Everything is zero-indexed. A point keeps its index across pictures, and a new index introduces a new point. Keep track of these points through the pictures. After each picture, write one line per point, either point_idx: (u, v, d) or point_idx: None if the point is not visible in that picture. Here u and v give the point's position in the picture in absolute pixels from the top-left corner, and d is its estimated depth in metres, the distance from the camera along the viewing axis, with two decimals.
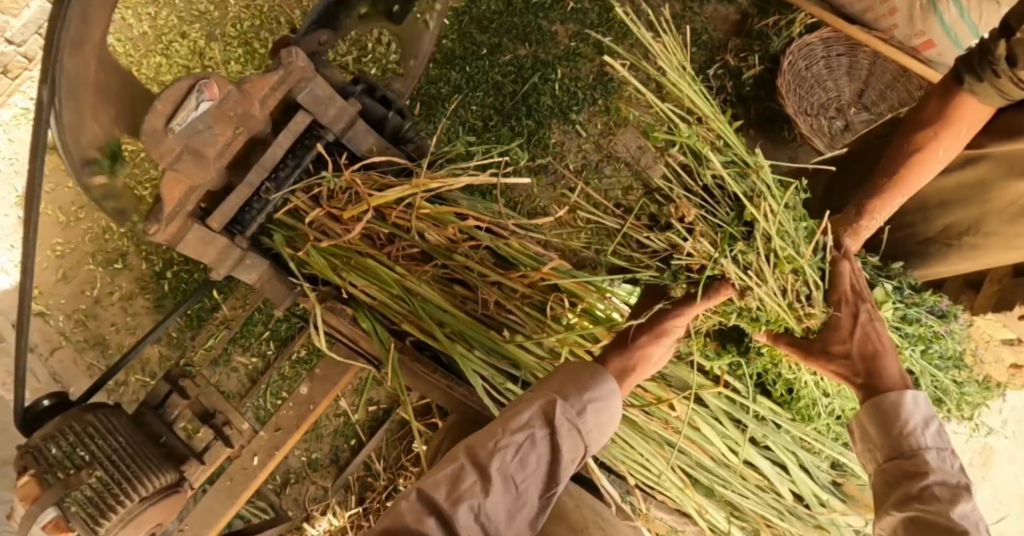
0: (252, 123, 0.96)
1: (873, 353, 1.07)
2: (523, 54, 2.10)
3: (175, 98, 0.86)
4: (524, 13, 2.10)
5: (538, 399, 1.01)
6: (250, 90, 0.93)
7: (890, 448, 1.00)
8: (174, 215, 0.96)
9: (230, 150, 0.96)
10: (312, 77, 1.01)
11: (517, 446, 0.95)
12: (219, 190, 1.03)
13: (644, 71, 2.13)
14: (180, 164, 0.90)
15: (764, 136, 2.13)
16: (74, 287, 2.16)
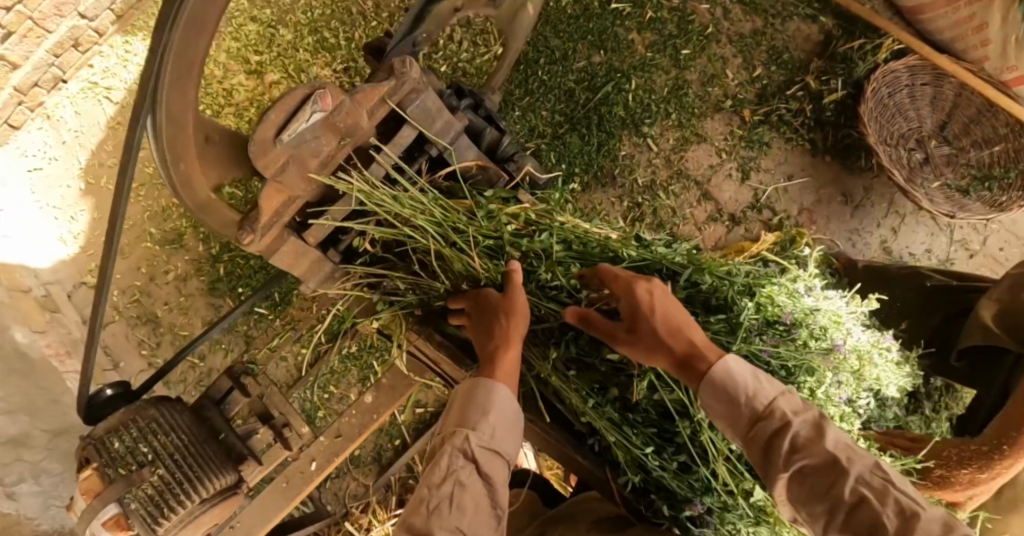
0: (359, 134, 0.94)
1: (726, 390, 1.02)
2: (596, 62, 2.05)
3: (289, 108, 0.86)
4: (602, 20, 2.04)
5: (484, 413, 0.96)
6: (362, 99, 0.92)
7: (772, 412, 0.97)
8: (269, 226, 0.95)
9: (335, 162, 0.94)
10: (423, 89, 1.00)
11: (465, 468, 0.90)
12: (314, 201, 1.01)
13: (721, 87, 2.06)
14: (285, 174, 0.89)
15: (839, 164, 2.05)
16: (130, 264, 2.17)
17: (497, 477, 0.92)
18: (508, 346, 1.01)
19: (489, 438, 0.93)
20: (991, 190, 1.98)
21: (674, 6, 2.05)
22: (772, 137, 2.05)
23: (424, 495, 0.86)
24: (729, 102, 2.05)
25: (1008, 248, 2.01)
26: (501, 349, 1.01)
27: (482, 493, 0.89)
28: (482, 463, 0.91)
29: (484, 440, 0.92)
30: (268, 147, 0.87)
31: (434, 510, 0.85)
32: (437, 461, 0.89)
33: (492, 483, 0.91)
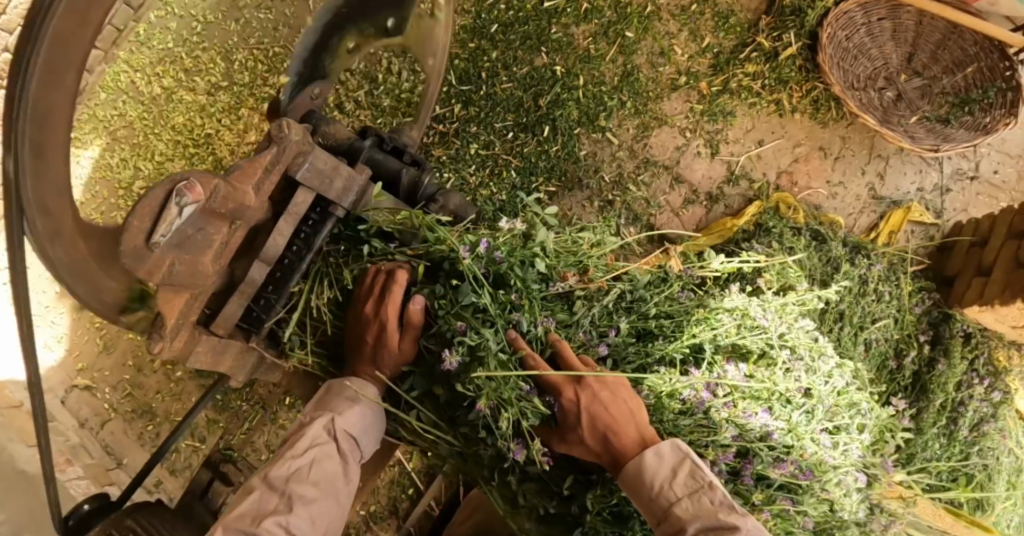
0: (247, 213, 0.91)
1: (600, 430, 1.02)
2: (540, 64, 1.99)
3: (151, 211, 0.77)
4: (536, 22, 1.99)
5: (335, 412, 1.08)
6: (240, 176, 0.90)
7: (593, 442, 1.02)
8: (177, 330, 0.93)
9: (229, 245, 0.93)
10: (309, 151, 0.99)
11: (314, 457, 1.02)
12: (223, 290, 1.02)
13: (671, 64, 1.99)
14: (172, 276, 0.84)
15: (812, 117, 1.94)
16: (117, 358, 2.14)
17: (354, 454, 1.09)
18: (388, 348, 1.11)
19: (352, 427, 1.08)
20: (972, 113, 1.86)
21: None
22: (735, 105, 1.96)
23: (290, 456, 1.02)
24: (683, 78, 1.97)
25: (1003, 170, 1.88)
26: (381, 349, 1.12)
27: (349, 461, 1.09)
28: (340, 446, 1.06)
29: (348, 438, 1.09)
30: (143, 254, 0.78)
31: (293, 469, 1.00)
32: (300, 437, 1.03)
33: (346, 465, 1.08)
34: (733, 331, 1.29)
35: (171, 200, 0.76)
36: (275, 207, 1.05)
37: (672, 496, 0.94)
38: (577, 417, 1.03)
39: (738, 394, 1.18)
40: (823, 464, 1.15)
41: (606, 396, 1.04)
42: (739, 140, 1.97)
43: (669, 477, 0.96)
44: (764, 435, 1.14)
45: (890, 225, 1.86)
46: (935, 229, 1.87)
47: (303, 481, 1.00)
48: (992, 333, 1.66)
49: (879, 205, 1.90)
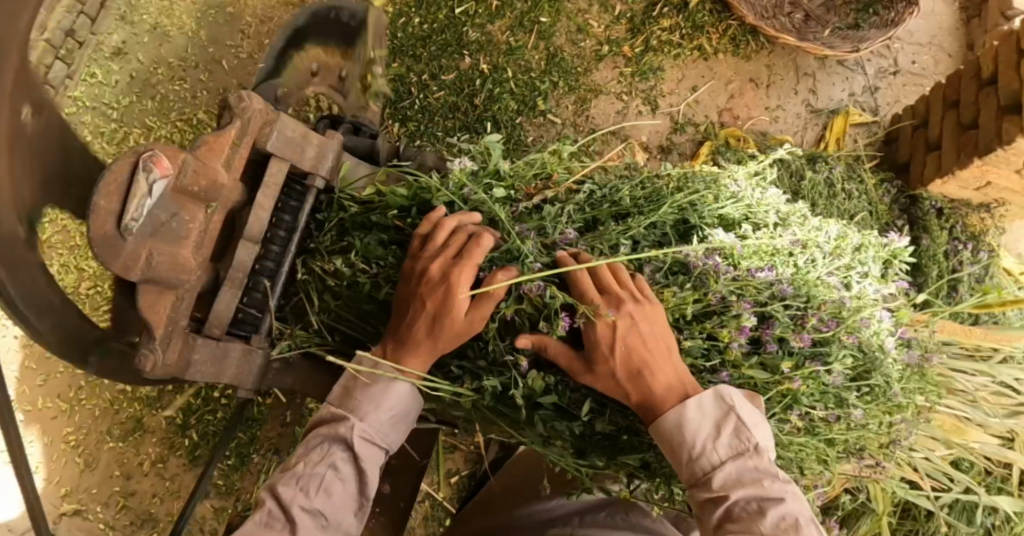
0: (221, 193, 0.87)
1: (635, 367, 0.93)
2: (467, 66, 2.01)
3: (120, 188, 0.75)
4: (453, 29, 2.01)
5: (348, 415, 0.92)
6: (208, 153, 0.86)
7: (628, 382, 0.93)
8: (171, 337, 0.85)
9: (210, 234, 0.88)
10: (275, 120, 0.94)
11: (320, 475, 0.87)
12: (207, 293, 0.94)
13: (591, 38, 2.03)
14: (154, 268, 0.79)
15: (734, 54, 2.01)
16: (103, 471, 2.00)
17: (377, 462, 0.93)
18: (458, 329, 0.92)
19: (372, 433, 0.91)
20: (878, 13, 1.96)
21: None
22: (662, 61, 2.02)
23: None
24: (605, 47, 2.02)
25: (920, 58, 1.99)
26: (439, 322, 0.92)
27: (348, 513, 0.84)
28: (359, 456, 0.90)
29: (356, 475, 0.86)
30: (117, 242, 0.76)
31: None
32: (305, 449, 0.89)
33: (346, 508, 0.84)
34: (709, 198, 1.25)
35: (136, 171, 0.75)
36: (247, 191, 0.96)
37: (715, 464, 0.89)
38: (608, 349, 0.93)
39: (737, 255, 1.11)
40: (844, 309, 1.13)
41: (641, 326, 0.94)
42: (674, 92, 2.02)
43: (712, 439, 0.90)
44: (775, 291, 1.09)
45: (834, 132, 1.93)
46: (876, 126, 1.95)
47: (309, 502, 0.86)
48: (959, 202, 1.73)
49: (819, 118, 1.97)
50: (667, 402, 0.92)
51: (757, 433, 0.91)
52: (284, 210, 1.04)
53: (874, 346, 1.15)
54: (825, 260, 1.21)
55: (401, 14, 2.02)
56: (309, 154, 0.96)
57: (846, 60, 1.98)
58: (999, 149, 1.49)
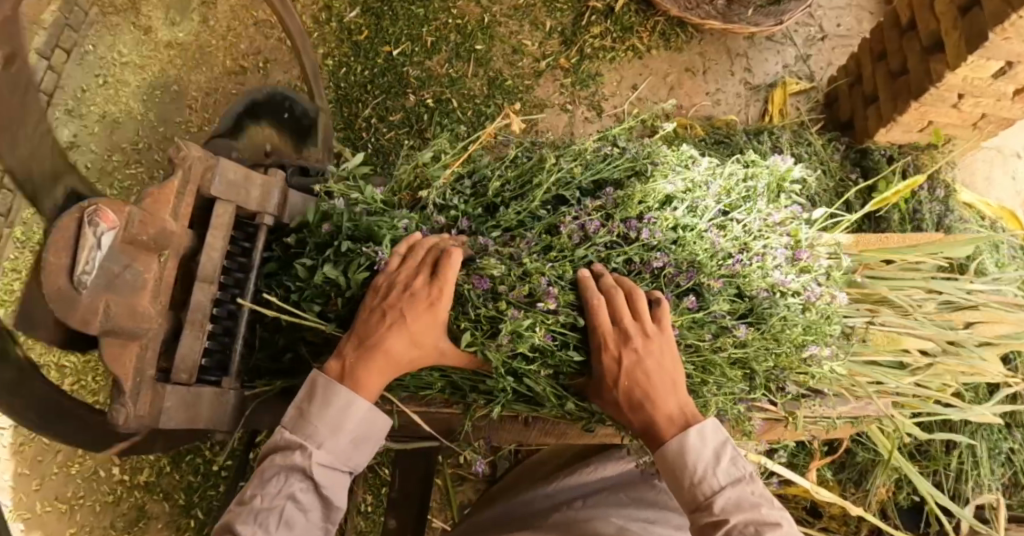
0: (173, 238, 0.83)
1: (666, 375, 0.97)
2: (413, 103, 2.06)
3: (69, 241, 0.71)
4: (394, 70, 2.07)
5: (293, 448, 0.86)
6: (155, 204, 0.81)
7: (661, 386, 0.96)
8: (140, 388, 0.80)
9: (165, 283, 0.83)
10: (215, 164, 0.89)
11: (277, 512, 0.82)
12: (170, 339, 0.88)
13: (527, 56, 2.09)
14: (113, 319, 0.76)
15: (666, 48, 2.07)
16: None
17: (341, 476, 0.88)
18: (422, 349, 0.91)
19: (327, 456, 0.86)
20: None
21: (445, 22, 2.11)
22: (599, 66, 2.08)
23: (255, 507, 0.82)
24: (543, 63, 2.08)
25: (843, 21, 2.08)
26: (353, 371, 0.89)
27: (331, 414, 0.87)
28: (322, 481, 0.85)
29: (319, 373, 0.88)
30: (71, 297, 0.72)
31: (259, 530, 0.81)
32: (258, 492, 0.83)
33: (329, 410, 0.87)
34: (585, 158, 1.18)
35: (82, 225, 0.71)
36: (197, 232, 0.92)
37: (707, 482, 0.92)
38: (612, 381, 0.97)
39: (611, 210, 1.12)
40: (716, 248, 1.15)
41: (656, 358, 0.97)
42: (616, 93, 2.07)
43: (711, 457, 0.93)
44: (648, 253, 1.11)
45: (776, 105, 1.99)
46: (815, 91, 2.02)
47: None
48: (906, 148, 1.79)
49: (759, 93, 2.04)
50: (667, 431, 0.95)
51: (745, 458, 0.95)
52: (237, 247, 0.99)
53: (757, 282, 1.16)
54: (705, 211, 1.18)
55: (340, 66, 2.08)
56: (257, 193, 0.92)
57: (774, 35, 2.06)
58: (931, 88, 1.52)
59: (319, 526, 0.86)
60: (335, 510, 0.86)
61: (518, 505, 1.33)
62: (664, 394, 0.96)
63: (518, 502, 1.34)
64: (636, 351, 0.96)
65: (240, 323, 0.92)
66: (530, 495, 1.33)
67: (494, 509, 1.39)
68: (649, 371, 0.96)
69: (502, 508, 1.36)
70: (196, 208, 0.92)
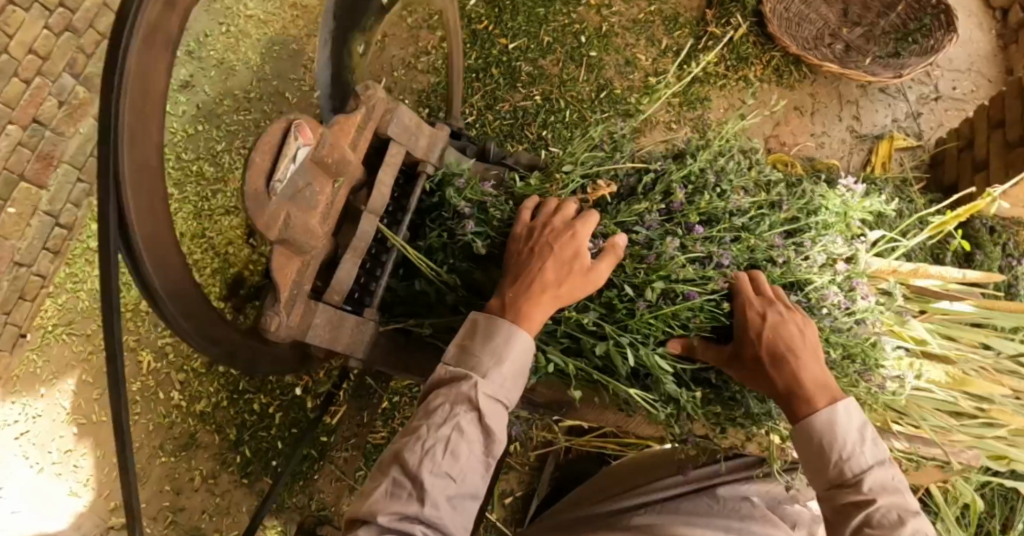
0: (350, 167, 0.87)
1: (804, 342, 1.00)
2: (521, 96, 2.11)
3: (273, 147, 0.76)
4: (507, 62, 2.13)
5: (457, 383, 0.90)
6: (340, 132, 0.86)
7: (803, 349, 0.99)
8: (294, 300, 0.84)
9: (335, 208, 0.88)
10: (395, 108, 0.92)
11: (443, 443, 0.86)
12: (327, 262, 0.91)
13: (639, 70, 2.14)
14: (291, 229, 0.80)
15: (777, 84, 2.08)
16: (153, 486, 2.04)
17: (502, 415, 0.91)
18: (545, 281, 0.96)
19: (492, 390, 0.90)
20: (916, 42, 2.03)
21: (564, 24, 2.17)
22: (709, 91, 2.10)
23: (423, 437, 0.86)
24: (653, 78, 2.12)
25: (961, 85, 2.07)
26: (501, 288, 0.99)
27: (494, 347, 0.92)
28: (487, 414, 0.89)
29: (479, 312, 0.95)
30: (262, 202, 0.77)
31: (428, 457, 0.85)
32: (426, 423, 0.87)
33: (491, 342, 0.92)
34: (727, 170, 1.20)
35: (286, 135, 0.76)
36: (368, 166, 0.96)
37: (855, 459, 0.93)
38: (763, 331, 0.99)
39: (675, 214, 1.12)
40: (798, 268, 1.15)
41: (799, 325, 1.01)
42: (720, 120, 2.10)
43: (854, 436, 0.95)
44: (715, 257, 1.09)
45: (881, 156, 1.99)
46: (921, 149, 2.01)
47: (450, 476, 0.85)
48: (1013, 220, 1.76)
49: (864, 143, 2.04)
50: (807, 392, 0.96)
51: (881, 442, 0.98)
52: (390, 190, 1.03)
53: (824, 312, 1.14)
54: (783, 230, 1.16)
55: (456, 49, 2.15)
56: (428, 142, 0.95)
57: (888, 88, 2.06)
58: None
59: (481, 461, 0.89)
60: (495, 443, 0.90)
61: (593, 512, 1.29)
62: (803, 354, 0.98)
63: (595, 510, 1.30)
64: (779, 313, 1.01)
65: (390, 260, 0.96)
66: (610, 503, 1.29)
67: (589, 511, 1.40)
68: (791, 327, 1.00)
69: (571, 517, 1.33)
70: (369, 145, 0.96)
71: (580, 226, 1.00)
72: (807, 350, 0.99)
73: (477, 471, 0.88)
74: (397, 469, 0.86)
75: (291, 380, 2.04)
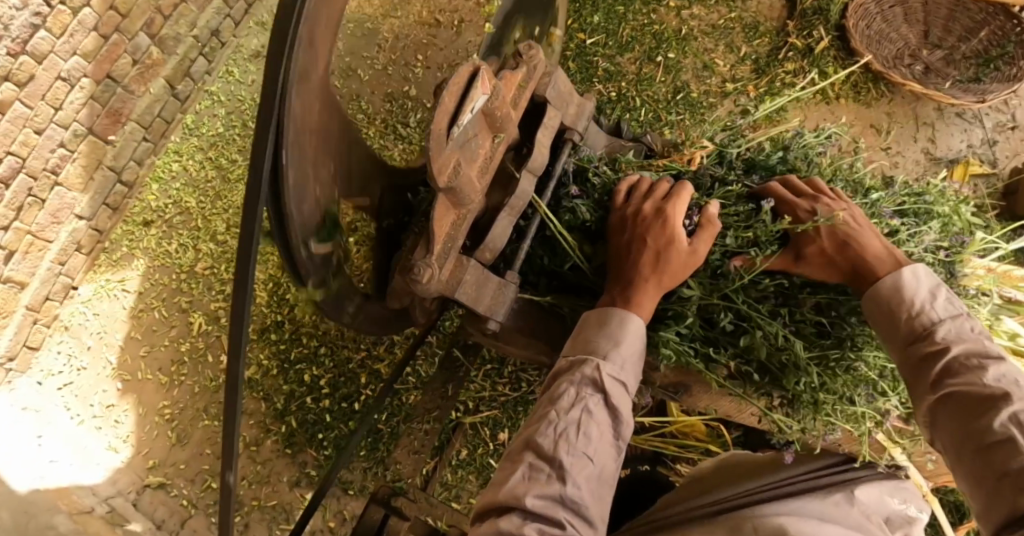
0: (512, 125, 0.87)
1: (855, 228, 0.98)
2: (596, 89, 2.10)
3: (459, 90, 0.74)
4: (586, 56, 2.13)
5: (577, 368, 0.88)
6: (507, 88, 0.86)
7: (856, 233, 0.97)
8: (447, 254, 0.84)
9: (491, 165, 0.87)
10: (553, 72, 0.96)
11: (575, 424, 0.83)
12: (476, 220, 0.91)
13: (716, 75, 2.12)
14: (459, 178, 0.79)
15: (854, 100, 2.08)
16: (192, 449, 2.00)
17: (627, 399, 0.88)
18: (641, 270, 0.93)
19: (617, 372, 0.88)
20: (999, 68, 2.02)
21: (643, 23, 2.16)
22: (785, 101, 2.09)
23: (553, 419, 0.84)
24: (731, 84, 2.11)
25: None
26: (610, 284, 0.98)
27: (612, 331, 0.89)
28: (614, 395, 0.86)
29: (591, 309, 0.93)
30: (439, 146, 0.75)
31: (562, 439, 0.82)
32: (553, 406, 0.85)
33: (607, 327, 0.90)
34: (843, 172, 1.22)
35: (473, 82, 0.75)
36: (521, 131, 0.97)
37: (930, 315, 0.88)
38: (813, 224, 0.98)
39: None
40: None
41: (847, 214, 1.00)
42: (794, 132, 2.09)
43: (923, 292, 0.90)
44: None
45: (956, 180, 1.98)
46: (995, 176, 2.01)
47: (586, 456, 0.82)
48: None
49: (938, 166, 2.03)
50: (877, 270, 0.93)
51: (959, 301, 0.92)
52: None
53: None
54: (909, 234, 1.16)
55: None
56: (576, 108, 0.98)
57: (965, 113, 2.06)
58: None
59: (613, 444, 0.86)
60: (625, 424, 0.86)
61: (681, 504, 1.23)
62: (856, 237, 0.97)
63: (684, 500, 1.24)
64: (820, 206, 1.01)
65: (535, 221, 0.98)
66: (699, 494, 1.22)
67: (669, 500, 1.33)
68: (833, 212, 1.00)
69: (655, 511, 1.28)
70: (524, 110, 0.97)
71: (671, 207, 0.95)
72: (857, 232, 0.97)
73: (610, 454, 0.84)
74: (529, 452, 0.83)
75: (345, 353, 2.02)
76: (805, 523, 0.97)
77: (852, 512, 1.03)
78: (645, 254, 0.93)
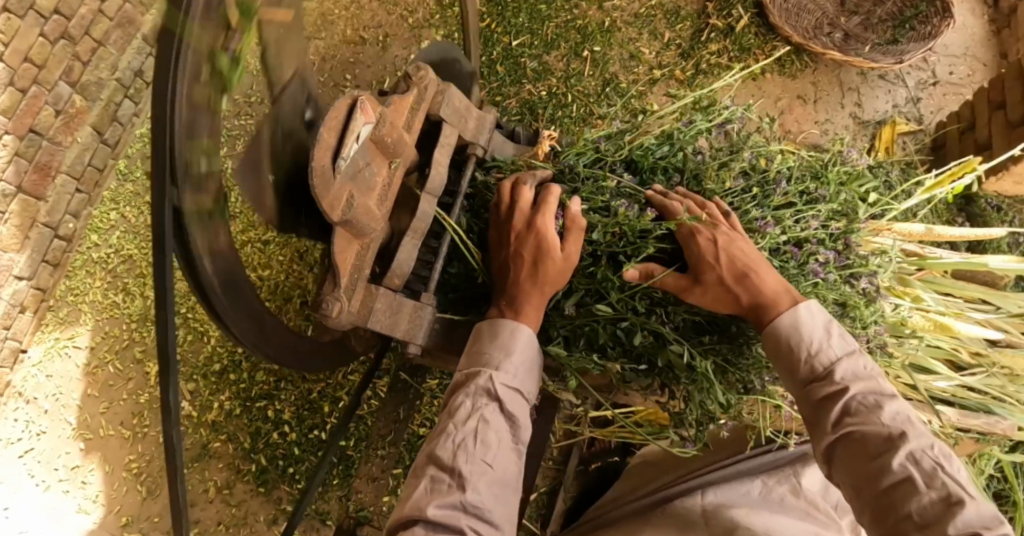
0: (406, 149, 0.87)
1: (755, 262, 0.98)
2: (528, 91, 2.11)
3: (339, 124, 0.75)
4: (513, 58, 2.13)
5: (469, 380, 0.89)
6: (396, 112, 0.86)
7: (757, 271, 0.97)
8: (354, 286, 0.84)
9: (391, 190, 0.87)
10: (446, 89, 0.96)
11: (472, 434, 0.83)
12: (383, 246, 0.91)
13: (643, 64, 2.14)
14: (353, 210, 0.79)
15: (779, 73, 2.11)
16: (164, 500, 1.97)
17: (523, 405, 0.90)
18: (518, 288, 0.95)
19: (511, 379, 0.89)
20: (914, 28, 2.07)
21: (566, 20, 2.17)
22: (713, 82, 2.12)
23: (450, 432, 0.84)
24: (658, 71, 2.13)
25: (956, 69, 2.14)
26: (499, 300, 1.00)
27: (505, 341, 0.90)
28: (507, 402, 0.87)
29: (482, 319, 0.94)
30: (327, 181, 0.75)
31: (461, 450, 0.82)
32: (449, 418, 0.85)
33: (498, 338, 0.90)
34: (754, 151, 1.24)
35: (351, 112, 0.75)
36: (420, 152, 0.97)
37: (826, 355, 0.91)
38: (714, 257, 0.98)
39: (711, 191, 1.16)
40: (835, 239, 1.18)
41: (746, 246, 1.00)
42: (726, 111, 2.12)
43: (820, 333, 0.92)
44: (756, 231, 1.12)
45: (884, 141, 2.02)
46: (922, 133, 2.06)
47: (484, 462, 0.82)
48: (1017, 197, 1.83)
49: (867, 129, 2.08)
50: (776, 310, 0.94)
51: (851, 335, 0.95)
52: None
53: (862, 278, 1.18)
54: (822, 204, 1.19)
55: None
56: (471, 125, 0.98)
57: (887, 74, 2.10)
58: None
59: (512, 448, 0.87)
60: (521, 429, 0.88)
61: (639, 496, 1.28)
62: (757, 275, 0.97)
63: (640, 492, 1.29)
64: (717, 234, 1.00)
65: (447, 240, 0.98)
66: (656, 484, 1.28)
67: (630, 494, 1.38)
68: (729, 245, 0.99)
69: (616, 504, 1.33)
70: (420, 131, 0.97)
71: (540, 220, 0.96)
72: (758, 267, 0.97)
73: (510, 458, 0.85)
74: (430, 466, 0.83)
75: (307, 384, 2.01)
76: (759, 517, 1.02)
77: (797, 499, 1.09)
78: (522, 268, 0.94)
